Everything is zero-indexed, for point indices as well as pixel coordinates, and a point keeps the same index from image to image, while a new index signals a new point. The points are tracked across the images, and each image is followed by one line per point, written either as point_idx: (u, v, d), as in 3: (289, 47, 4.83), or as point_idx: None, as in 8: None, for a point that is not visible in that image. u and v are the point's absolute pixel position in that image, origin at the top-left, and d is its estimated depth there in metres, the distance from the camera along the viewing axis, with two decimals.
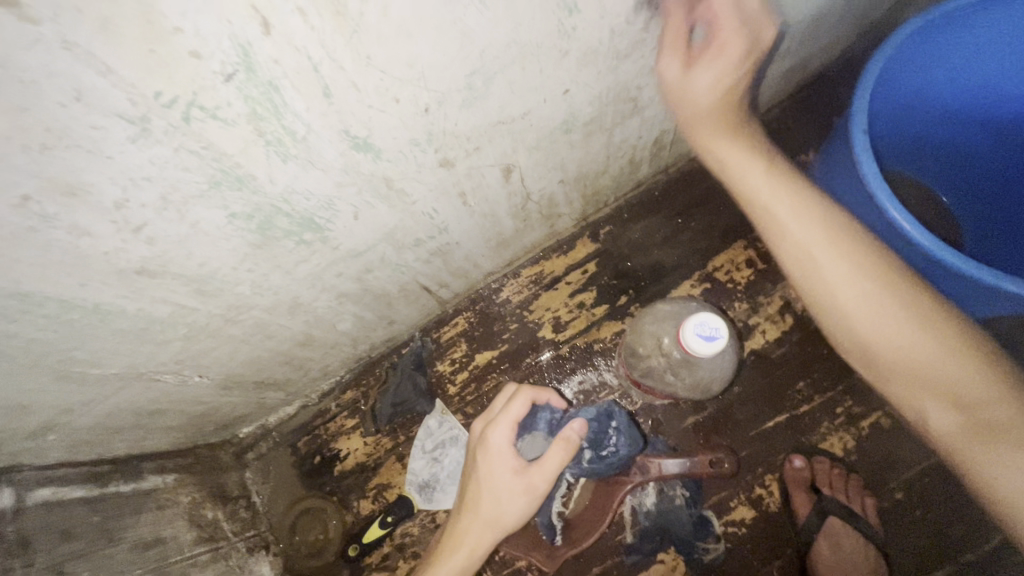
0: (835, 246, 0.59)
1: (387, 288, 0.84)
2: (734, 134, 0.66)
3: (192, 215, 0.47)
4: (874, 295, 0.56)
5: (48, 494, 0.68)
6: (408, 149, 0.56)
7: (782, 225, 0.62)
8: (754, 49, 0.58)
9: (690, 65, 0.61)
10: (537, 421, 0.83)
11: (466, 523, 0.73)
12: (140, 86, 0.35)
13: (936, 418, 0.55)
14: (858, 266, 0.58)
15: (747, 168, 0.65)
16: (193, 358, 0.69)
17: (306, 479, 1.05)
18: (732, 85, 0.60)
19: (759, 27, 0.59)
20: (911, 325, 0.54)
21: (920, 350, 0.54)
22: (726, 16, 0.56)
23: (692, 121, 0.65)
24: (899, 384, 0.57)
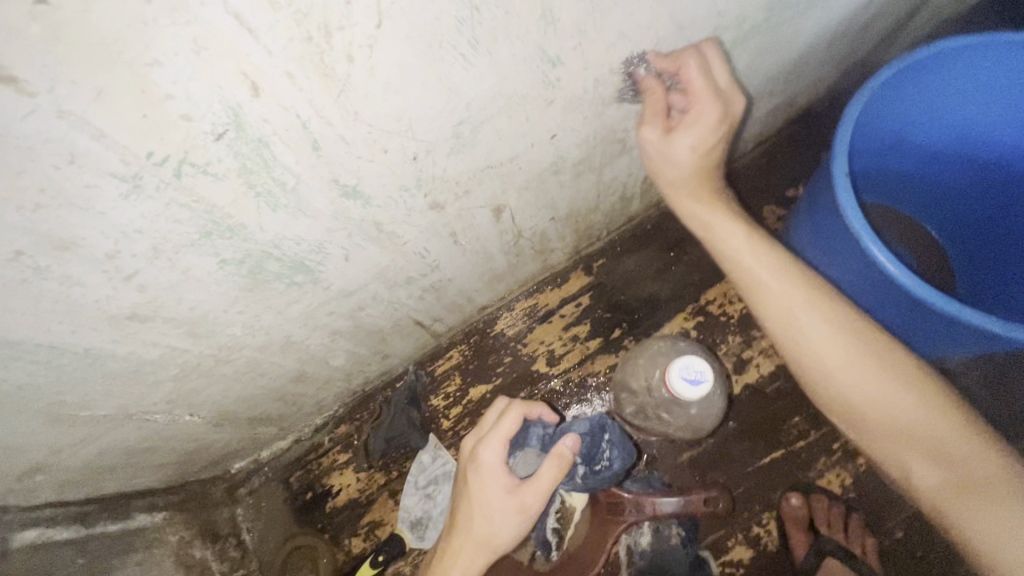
0: (816, 307, 0.63)
1: (380, 324, 0.84)
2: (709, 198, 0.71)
3: (183, 263, 0.48)
4: (850, 356, 0.61)
5: (33, 536, 0.68)
6: (398, 194, 0.57)
7: (761, 283, 0.66)
8: (729, 117, 0.63)
9: (671, 135, 0.65)
10: (529, 436, 0.80)
11: (459, 543, 0.72)
12: (133, 148, 0.36)
13: (921, 476, 0.57)
14: (840, 327, 0.62)
15: (726, 228, 0.70)
16: (185, 397, 0.69)
17: (297, 515, 1.04)
18: (709, 155, 0.66)
19: (731, 96, 0.63)
20: (886, 384, 0.59)
21: (901, 409, 0.58)
22: (700, 88, 0.61)
23: (671, 182, 0.70)
24: (865, 439, 0.62)
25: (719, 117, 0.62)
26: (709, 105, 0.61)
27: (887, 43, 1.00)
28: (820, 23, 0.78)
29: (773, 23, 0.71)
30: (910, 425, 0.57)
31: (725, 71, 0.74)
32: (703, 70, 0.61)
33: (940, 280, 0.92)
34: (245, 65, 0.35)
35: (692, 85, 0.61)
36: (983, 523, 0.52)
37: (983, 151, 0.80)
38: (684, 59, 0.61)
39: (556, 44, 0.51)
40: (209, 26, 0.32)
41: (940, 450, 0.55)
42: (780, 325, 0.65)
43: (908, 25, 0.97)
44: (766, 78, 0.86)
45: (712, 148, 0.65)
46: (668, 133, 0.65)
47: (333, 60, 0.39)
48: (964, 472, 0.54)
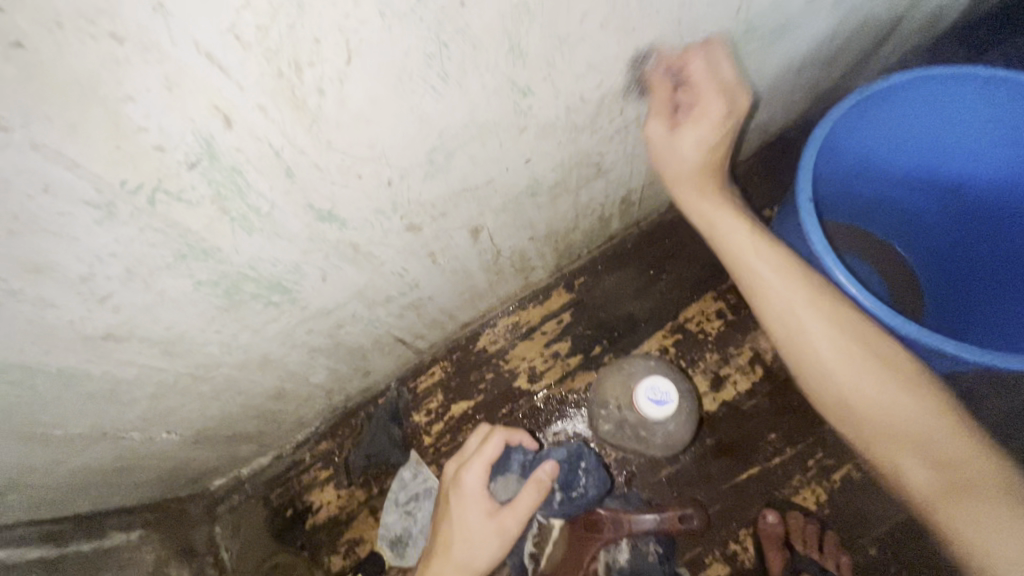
0: (819, 304, 0.63)
1: (360, 342, 0.85)
2: (717, 196, 0.71)
3: (159, 284, 0.49)
4: (851, 356, 0.60)
5: (3, 555, 0.68)
6: (374, 218, 0.59)
7: (761, 283, 0.67)
8: (733, 108, 0.64)
9: (676, 130, 0.67)
10: (509, 461, 0.82)
11: (436, 568, 0.71)
12: (107, 177, 0.37)
13: (910, 475, 0.57)
14: (842, 325, 0.62)
15: (730, 225, 0.70)
16: (161, 415, 0.70)
17: (277, 533, 1.03)
18: (709, 149, 0.67)
19: (733, 90, 0.64)
20: (885, 385, 0.58)
21: (899, 410, 0.57)
22: (700, 87, 0.64)
23: (675, 177, 0.71)
24: (859, 440, 0.61)
25: (721, 110, 0.63)
26: (711, 100, 0.63)
27: (856, 71, 1.03)
28: (788, 53, 0.81)
29: (741, 54, 0.74)
30: (906, 420, 0.57)
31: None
32: (709, 67, 0.64)
33: (908, 300, 0.94)
34: (217, 99, 0.37)
35: (699, 81, 0.64)
36: (973, 522, 0.51)
37: (945, 178, 0.83)
38: (691, 54, 0.64)
39: (525, 75, 0.53)
40: (181, 64, 0.34)
41: (929, 445, 0.55)
42: (782, 325, 0.66)
43: (875, 55, 1.01)
44: (738, 105, 0.89)
45: (714, 139, 0.66)
46: (674, 128, 0.67)
47: (304, 93, 0.40)
48: (956, 472, 0.54)
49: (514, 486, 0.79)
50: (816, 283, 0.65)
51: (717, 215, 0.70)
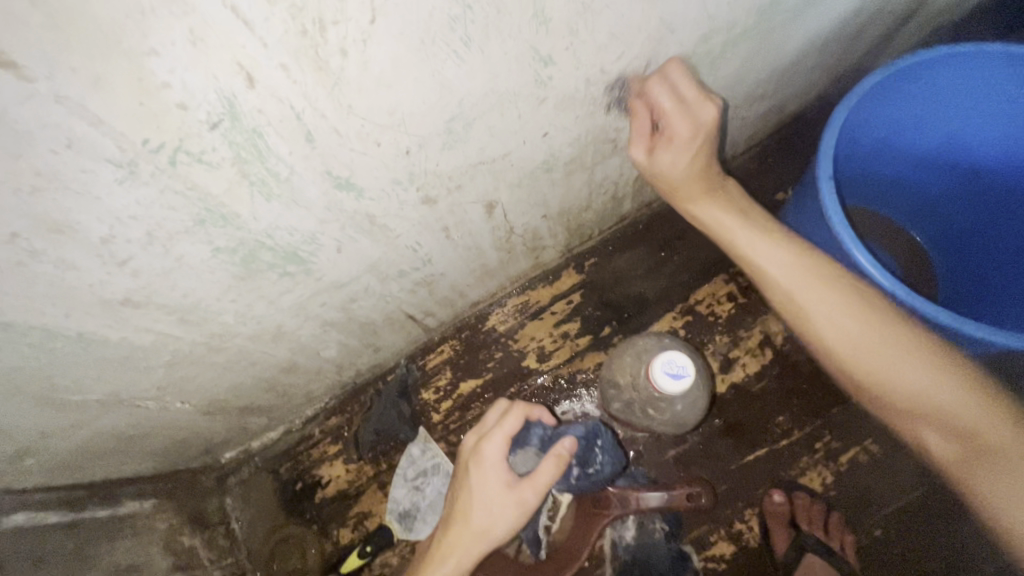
0: (821, 288, 0.65)
1: (371, 317, 0.85)
2: (716, 192, 0.72)
3: (177, 249, 0.49)
4: (857, 339, 0.62)
5: (22, 519, 0.69)
6: (391, 188, 0.58)
7: (765, 273, 0.69)
8: (701, 125, 0.65)
9: (654, 153, 0.68)
10: (529, 435, 0.81)
11: (456, 535, 0.72)
12: (130, 135, 0.37)
13: (934, 443, 0.61)
14: (847, 305, 0.63)
15: (728, 221, 0.71)
16: (176, 384, 0.70)
17: (287, 505, 1.05)
18: (692, 162, 0.68)
19: (698, 105, 0.65)
20: (896, 363, 0.60)
21: (912, 387, 0.59)
22: (670, 107, 0.65)
23: (669, 192, 0.73)
24: (887, 414, 0.65)
25: (690, 129, 0.64)
26: (674, 126, 0.65)
27: (877, 51, 1.01)
28: (811, 29, 0.80)
29: (764, 27, 0.72)
30: (920, 396, 0.59)
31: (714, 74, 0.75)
32: (671, 88, 0.65)
33: (924, 283, 0.94)
34: (241, 56, 0.36)
35: (663, 106, 0.65)
36: (995, 487, 0.55)
37: (966, 160, 0.82)
38: (651, 80, 0.66)
39: (547, 43, 0.52)
40: (206, 18, 0.33)
41: (946, 418, 0.58)
42: (793, 313, 0.68)
43: (898, 33, 0.98)
44: (756, 83, 0.87)
45: (692, 156, 0.67)
46: (652, 151, 0.69)
47: (328, 53, 0.40)
48: (973, 441, 0.57)
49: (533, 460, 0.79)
50: (818, 269, 0.66)
51: (715, 211, 0.72)
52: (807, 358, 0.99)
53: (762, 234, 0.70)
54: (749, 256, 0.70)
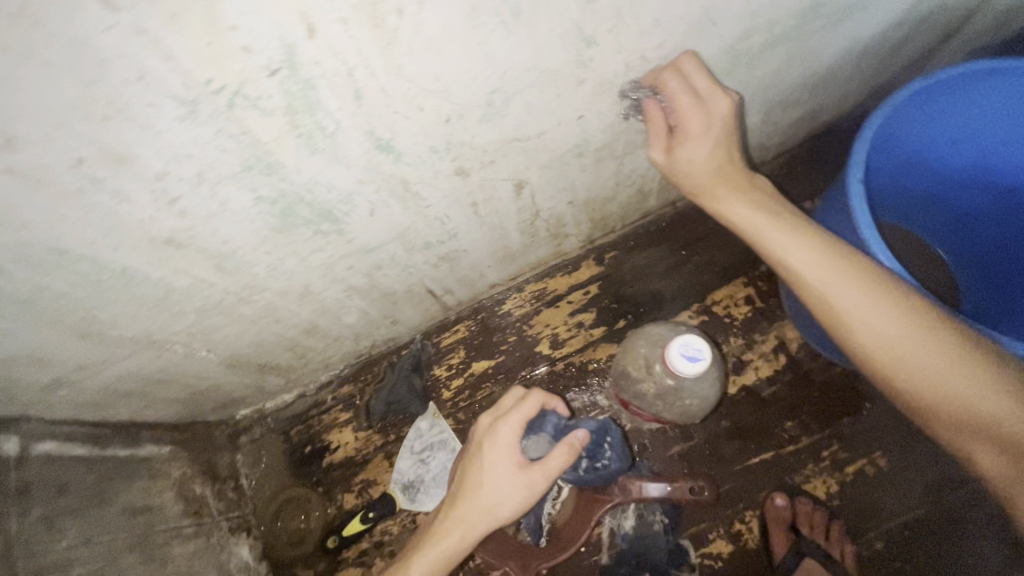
0: (857, 287, 0.62)
1: (394, 287, 0.87)
2: (744, 195, 0.70)
3: (223, 193, 0.51)
4: (900, 339, 0.60)
5: (50, 448, 0.73)
6: (428, 155, 0.60)
7: (801, 275, 0.65)
8: (713, 124, 0.65)
9: (673, 151, 0.67)
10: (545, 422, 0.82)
11: (463, 508, 0.74)
12: (195, 73, 0.39)
13: (981, 454, 0.58)
14: (887, 302, 0.60)
15: (761, 223, 0.68)
16: (203, 332, 0.72)
17: (295, 467, 1.08)
18: (711, 157, 0.67)
19: (708, 102, 0.65)
20: (942, 363, 0.57)
21: (952, 386, 0.57)
22: (678, 105, 0.65)
23: (695, 191, 0.71)
24: (922, 417, 0.62)
25: (704, 126, 0.65)
26: (686, 124, 0.65)
27: (917, 66, 1.01)
28: (853, 36, 0.80)
29: (805, 31, 0.73)
30: (967, 403, 0.56)
31: (751, 74, 0.76)
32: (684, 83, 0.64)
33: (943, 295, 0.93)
34: (305, 6, 0.38)
35: (680, 101, 0.65)
36: None
37: (999, 177, 0.82)
38: (665, 71, 0.64)
39: (592, 23, 0.54)
40: None
41: (993, 426, 0.55)
42: (827, 311, 0.64)
43: (941, 49, 0.98)
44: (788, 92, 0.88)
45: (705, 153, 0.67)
46: (672, 149, 0.67)
47: (385, 12, 0.41)
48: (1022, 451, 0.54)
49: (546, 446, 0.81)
50: (859, 266, 0.62)
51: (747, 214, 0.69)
52: (820, 366, 0.99)
53: (792, 230, 0.67)
54: (786, 261, 0.66)
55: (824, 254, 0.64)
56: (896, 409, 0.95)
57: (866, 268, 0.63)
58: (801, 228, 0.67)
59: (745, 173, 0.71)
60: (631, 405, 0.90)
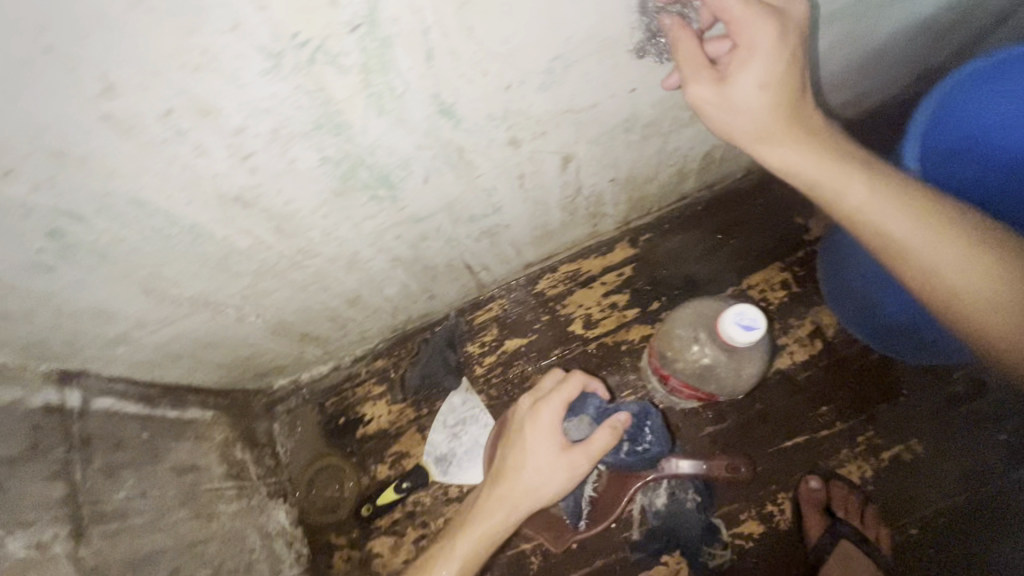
0: (895, 207, 0.57)
1: (435, 260, 0.88)
2: (798, 136, 0.58)
3: (293, 152, 0.52)
4: (939, 255, 0.57)
5: (107, 404, 0.75)
6: (485, 122, 0.61)
7: (836, 203, 0.59)
8: (788, 36, 0.54)
9: (728, 81, 0.55)
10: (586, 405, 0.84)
11: (507, 488, 0.75)
12: (284, 26, 0.40)
13: None
14: (925, 218, 0.57)
15: (818, 168, 0.58)
16: (255, 296, 0.74)
17: (329, 437, 1.10)
18: (783, 80, 0.55)
19: (777, 12, 0.53)
20: (977, 273, 0.56)
21: (989, 293, 0.56)
22: (739, 14, 0.53)
23: (748, 137, 0.58)
24: (953, 329, 0.60)
25: (775, 39, 0.53)
26: (754, 38, 0.53)
27: (968, 50, 0.99)
28: (907, 16, 0.79)
29: (863, 6, 0.72)
30: None
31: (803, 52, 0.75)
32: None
33: None
34: None
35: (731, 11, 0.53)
36: None
37: None
38: None
39: None
40: None
41: None
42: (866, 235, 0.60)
43: (994, 32, 0.96)
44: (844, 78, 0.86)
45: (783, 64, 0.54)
46: (724, 80, 0.55)
47: None
48: None
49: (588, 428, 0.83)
50: (921, 202, 0.58)
51: (803, 159, 0.58)
52: (857, 352, 0.98)
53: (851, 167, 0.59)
54: (819, 192, 0.60)
55: (888, 191, 0.58)
56: (936, 397, 0.94)
57: (897, 184, 0.59)
58: (857, 165, 0.59)
59: (801, 100, 0.57)
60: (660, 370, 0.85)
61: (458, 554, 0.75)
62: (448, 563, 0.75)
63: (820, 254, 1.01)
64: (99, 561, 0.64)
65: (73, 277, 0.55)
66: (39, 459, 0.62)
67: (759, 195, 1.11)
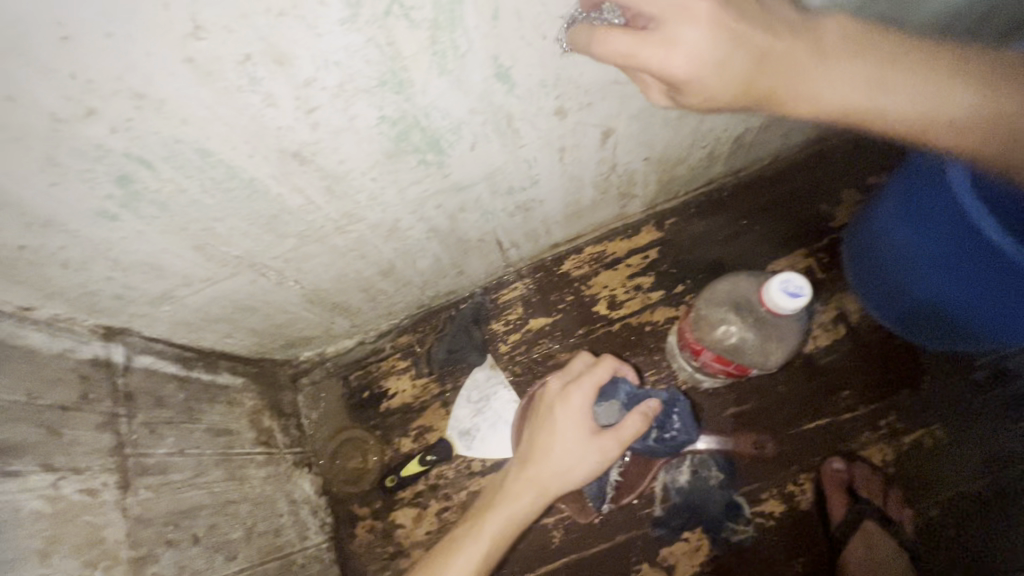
0: (899, 80, 0.55)
1: (469, 233, 0.89)
2: (777, 76, 0.52)
3: (355, 108, 0.53)
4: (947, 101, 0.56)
5: (147, 362, 0.76)
6: (536, 90, 0.62)
7: (851, 104, 0.55)
8: (706, 53, 0.48)
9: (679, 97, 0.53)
10: (617, 391, 0.77)
11: (536, 472, 0.70)
12: None
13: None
14: (900, 64, 0.55)
15: (799, 77, 0.53)
16: (297, 260, 0.75)
17: (352, 410, 1.11)
18: (741, 71, 0.50)
19: (678, 35, 0.47)
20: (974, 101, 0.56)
21: (992, 113, 0.56)
22: (634, 51, 0.47)
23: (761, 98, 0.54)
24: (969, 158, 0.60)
25: (686, 57, 0.47)
26: (668, 70, 0.48)
27: None
28: None
29: None
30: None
31: None
32: (629, 37, 0.47)
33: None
34: None
35: (628, 50, 0.48)
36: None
37: None
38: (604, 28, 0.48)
39: None
40: None
41: None
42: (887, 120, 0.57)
43: None
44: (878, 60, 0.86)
45: (716, 68, 0.49)
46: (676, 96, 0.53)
47: None
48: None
49: (618, 415, 0.76)
50: (878, 46, 0.55)
51: (787, 84, 0.53)
52: (880, 337, 0.99)
53: (819, 56, 0.53)
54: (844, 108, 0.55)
55: (845, 49, 0.54)
56: (959, 384, 0.95)
57: (852, 33, 0.55)
58: (819, 45, 0.53)
59: (763, 63, 0.51)
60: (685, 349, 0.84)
61: (480, 542, 0.68)
62: (467, 553, 0.67)
63: (846, 238, 1.01)
64: (145, 512, 0.65)
65: (132, 227, 0.56)
66: (87, 408, 0.64)
67: (785, 182, 1.12)
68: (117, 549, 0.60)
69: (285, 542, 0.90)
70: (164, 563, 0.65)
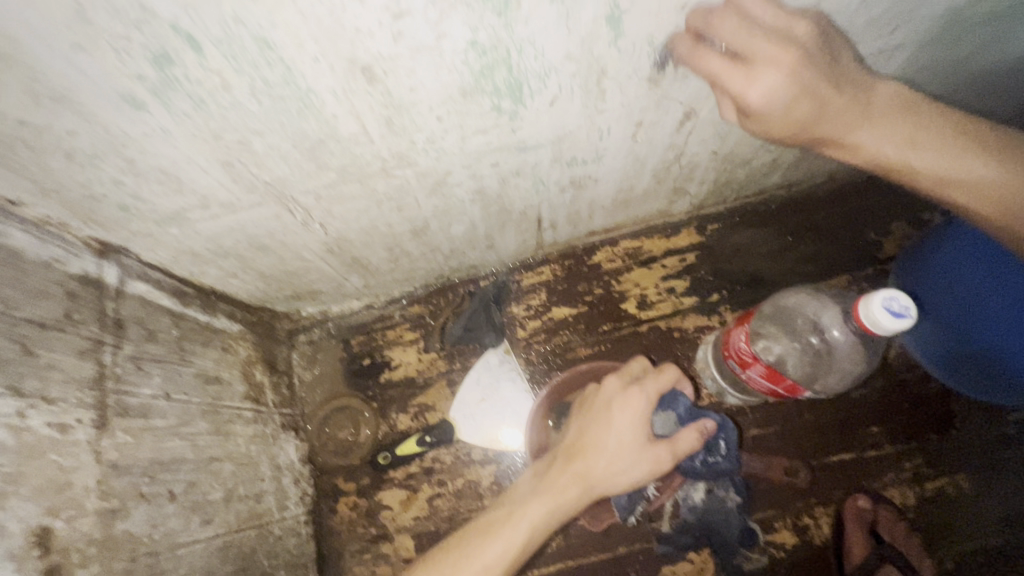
0: (931, 137, 0.55)
1: (514, 204, 0.82)
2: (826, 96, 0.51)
3: (447, 25, 0.45)
4: (955, 158, 0.55)
5: (142, 290, 0.68)
6: (640, 46, 0.54)
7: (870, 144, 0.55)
8: (780, 89, 0.49)
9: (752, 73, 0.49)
10: (675, 402, 0.72)
11: (585, 466, 0.63)
12: None
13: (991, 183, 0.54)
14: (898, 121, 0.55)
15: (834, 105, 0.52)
16: (331, 200, 0.67)
17: (350, 377, 1.03)
18: (803, 119, 0.52)
19: (760, 70, 0.48)
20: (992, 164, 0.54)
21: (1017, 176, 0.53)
22: (720, 70, 0.50)
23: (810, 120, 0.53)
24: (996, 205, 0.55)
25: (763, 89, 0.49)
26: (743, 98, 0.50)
27: None
28: None
29: None
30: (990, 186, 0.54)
31: (963, 61, 0.69)
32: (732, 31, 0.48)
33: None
34: None
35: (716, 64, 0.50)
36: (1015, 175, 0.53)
37: None
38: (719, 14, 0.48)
39: None
40: None
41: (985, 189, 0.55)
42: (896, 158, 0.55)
43: None
44: (981, 99, 0.80)
45: (785, 109, 0.51)
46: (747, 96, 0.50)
47: None
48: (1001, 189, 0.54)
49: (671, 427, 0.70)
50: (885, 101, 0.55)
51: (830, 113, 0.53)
52: (917, 378, 0.94)
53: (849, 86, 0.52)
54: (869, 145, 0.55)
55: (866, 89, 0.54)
56: (988, 436, 0.91)
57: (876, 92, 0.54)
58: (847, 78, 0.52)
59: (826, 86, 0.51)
60: (730, 359, 0.78)
61: (520, 529, 0.60)
62: (503, 539, 0.60)
63: (897, 270, 0.96)
64: (120, 459, 0.56)
65: (158, 122, 0.48)
66: (71, 331, 0.55)
67: (838, 204, 1.06)
68: (85, 498, 0.51)
69: (264, 510, 0.82)
70: (135, 520, 0.56)
